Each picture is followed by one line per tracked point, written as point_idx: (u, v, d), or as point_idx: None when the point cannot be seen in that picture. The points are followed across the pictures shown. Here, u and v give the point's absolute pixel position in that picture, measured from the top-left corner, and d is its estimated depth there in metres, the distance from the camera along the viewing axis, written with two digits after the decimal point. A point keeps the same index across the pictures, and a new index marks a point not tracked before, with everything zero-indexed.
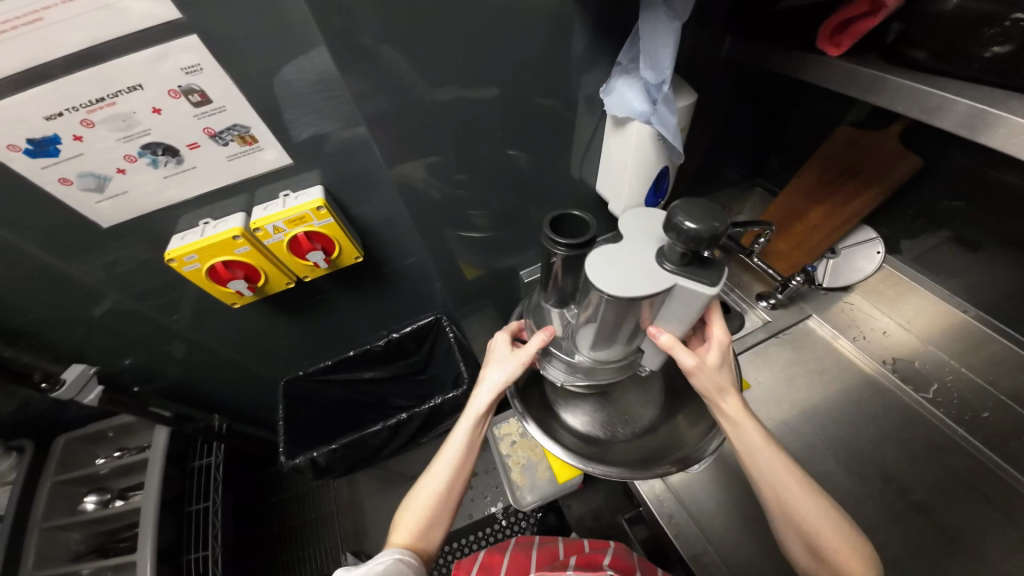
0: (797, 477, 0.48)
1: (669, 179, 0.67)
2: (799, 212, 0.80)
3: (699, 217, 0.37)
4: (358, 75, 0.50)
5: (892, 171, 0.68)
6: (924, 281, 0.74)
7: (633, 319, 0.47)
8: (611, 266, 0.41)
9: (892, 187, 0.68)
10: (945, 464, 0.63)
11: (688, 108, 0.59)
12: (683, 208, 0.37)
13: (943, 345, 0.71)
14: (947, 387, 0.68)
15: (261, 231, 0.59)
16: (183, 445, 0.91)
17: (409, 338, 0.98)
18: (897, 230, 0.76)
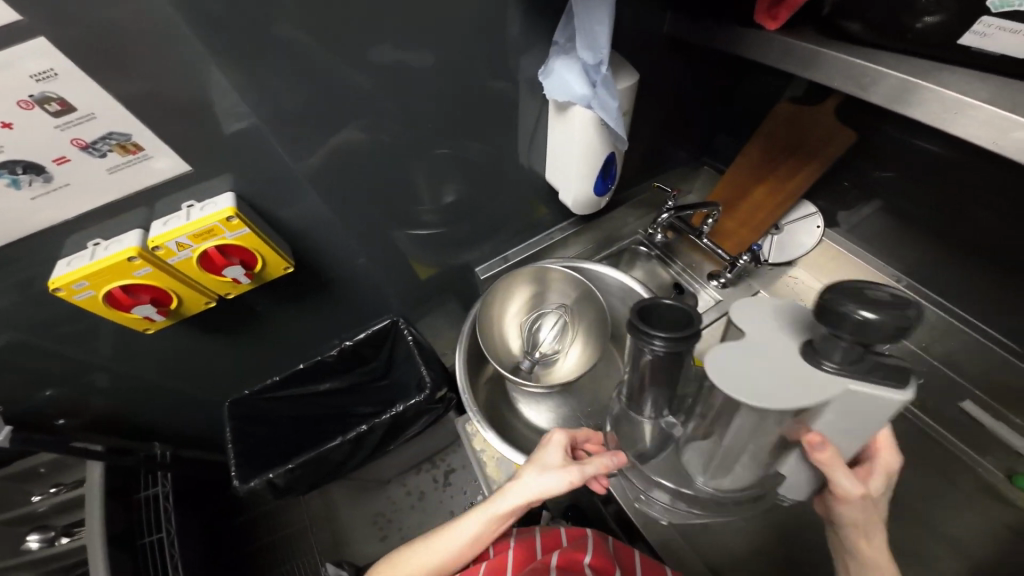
0: None
1: (617, 165, 0.64)
2: (745, 190, 0.81)
3: (880, 304, 0.28)
4: (271, 65, 0.47)
5: (831, 146, 0.71)
6: (861, 254, 0.79)
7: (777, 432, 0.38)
8: (764, 374, 0.32)
9: (830, 159, 0.72)
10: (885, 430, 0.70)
11: (630, 90, 0.55)
12: (850, 300, 0.29)
13: None
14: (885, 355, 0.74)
15: (161, 250, 0.52)
16: (126, 477, 0.83)
17: (364, 345, 0.93)
18: (834, 203, 0.79)
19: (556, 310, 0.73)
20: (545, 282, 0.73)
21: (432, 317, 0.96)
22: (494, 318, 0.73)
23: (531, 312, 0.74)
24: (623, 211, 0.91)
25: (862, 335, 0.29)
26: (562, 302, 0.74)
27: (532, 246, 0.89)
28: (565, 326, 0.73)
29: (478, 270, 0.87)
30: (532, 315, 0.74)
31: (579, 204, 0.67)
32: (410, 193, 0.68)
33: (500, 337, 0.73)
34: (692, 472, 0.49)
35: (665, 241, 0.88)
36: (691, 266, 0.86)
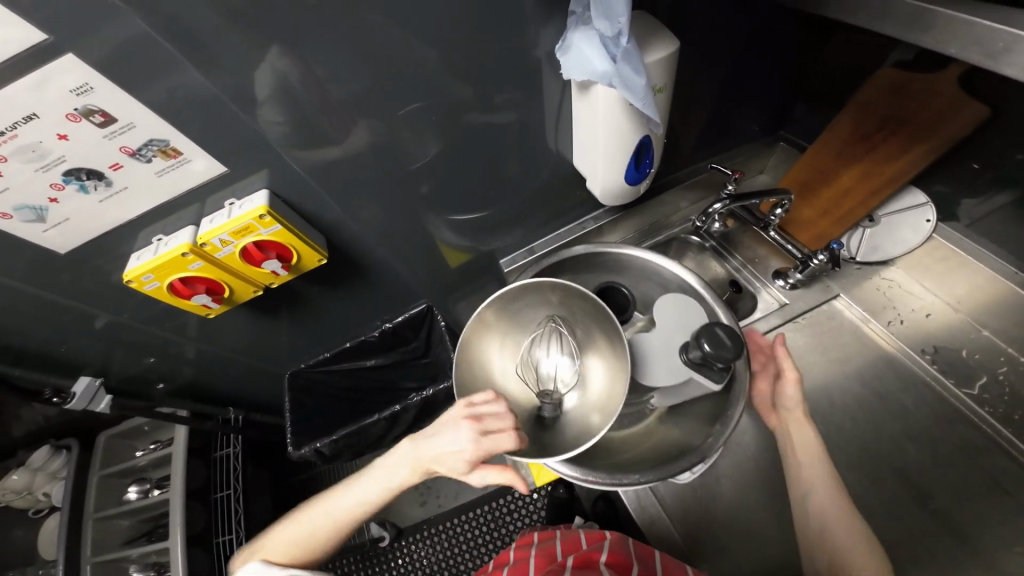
0: (849, 520, 0.55)
1: (654, 148, 0.57)
2: (829, 173, 0.68)
3: (716, 341, 0.50)
4: (289, 74, 0.47)
5: (957, 119, 0.56)
6: (980, 254, 0.66)
7: (660, 378, 0.57)
8: (650, 359, 0.58)
9: (948, 140, 0.58)
10: (979, 468, 0.60)
11: (663, 63, 0.47)
12: (702, 329, 0.51)
13: (998, 331, 0.64)
14: (998, 380, 0.63)
15: (209, 246, 0.56)
16: (205, 438, 1.00)
17: (403, 327, 0.97)
18: (956, 188, 0.64)
19: (542, 328, 0.60)
20: (562, 315, 0.60)
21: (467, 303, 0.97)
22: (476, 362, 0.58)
23: (532, 347, 0.61)
24: (669, 194, 0.80)
25: (704, 353, 0.51)
26: (575, 329, 0.60)
27: (558, 237, 0.83)
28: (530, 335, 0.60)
29: (501, 260, 0.85)
30: (528, 349, 0.61)
31: (608, 195, 0.61)
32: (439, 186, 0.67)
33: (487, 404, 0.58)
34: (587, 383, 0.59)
35: (722, 231, 0.78)
36: (753, 261, 0.76)
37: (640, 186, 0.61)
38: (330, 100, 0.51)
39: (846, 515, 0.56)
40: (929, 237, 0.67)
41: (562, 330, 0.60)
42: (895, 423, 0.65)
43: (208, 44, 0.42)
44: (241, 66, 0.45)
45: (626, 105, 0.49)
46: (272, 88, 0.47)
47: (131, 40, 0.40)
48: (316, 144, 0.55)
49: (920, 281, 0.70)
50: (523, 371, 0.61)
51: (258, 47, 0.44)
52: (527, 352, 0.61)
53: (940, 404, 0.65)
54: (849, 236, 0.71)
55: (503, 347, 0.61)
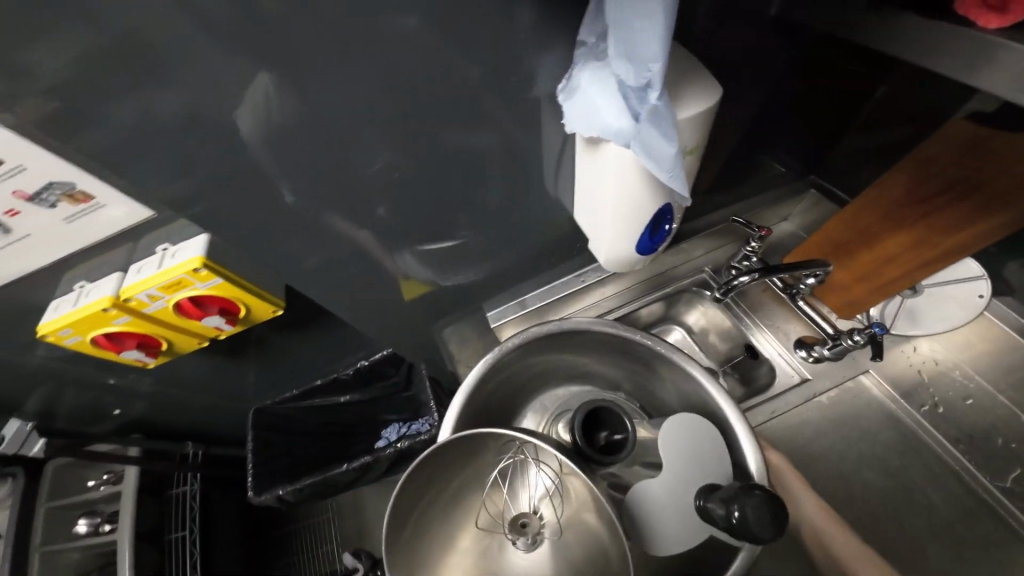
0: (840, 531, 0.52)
1: (673, 216, 0.48)
2: (874, 236, 0.58)
3: (755, 518, 0.39)
4: None
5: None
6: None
7: (675, 535, 0.47)
8: (658, 516, 0.47)
9: None
10: None
11: (696, 120, 0.38)
12: (736, 494, 0.40)
13: None
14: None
15: (134, 301, 0.47)
16: (157, 476, 0.90)
17: (380, 364, 0.91)
18: None
19: (505, 459, 0.48)
20: (524, 445, 0.46)
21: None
22: (439, 550, 0.46)
23: (495, 485, 0.49)
24: (686, 243, 0.72)
25: (736, 527, 0.40)
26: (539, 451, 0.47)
27: (552, 288, 0.73)
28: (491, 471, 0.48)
29: (489, 314, 0.72)
30: (495, 484, 0.49)
31: (614, 262, 0.52)
32: None
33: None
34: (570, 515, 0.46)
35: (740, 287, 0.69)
36: (772, 327, 0.68)
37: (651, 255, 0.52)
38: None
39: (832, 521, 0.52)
40: (980, 314, 0.59)
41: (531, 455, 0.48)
42: (919, 517, 0.58)
43: None
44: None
45: (644, 171, 0.40)
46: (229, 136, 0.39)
47: None
48: None
49: (961, 359, 0.64)
50: (497, 519, 0.48)
51: None
52: (493, 494, 0.49)
53: (972, 500, 0.58)
54: (886, 307, 0.63)
55: (464, 507, 0.47)
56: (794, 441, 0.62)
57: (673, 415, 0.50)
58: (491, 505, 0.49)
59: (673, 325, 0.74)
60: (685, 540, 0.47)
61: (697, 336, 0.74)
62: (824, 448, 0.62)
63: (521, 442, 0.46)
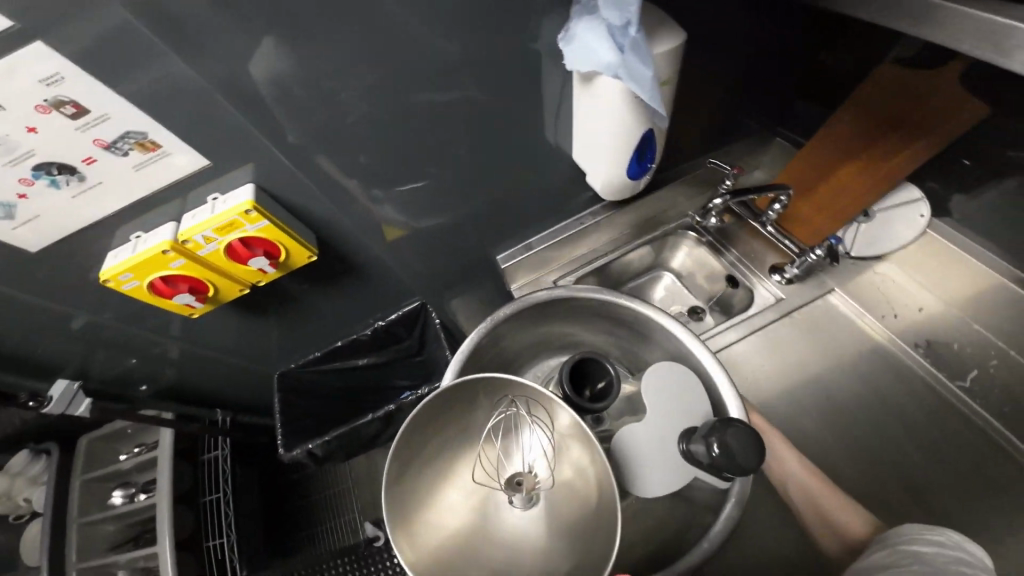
0: (826, 492, 0.58)
1: (657, 143, 0.57)
2: (828, 167, 0.67)
3: (732, 446, 0.48)
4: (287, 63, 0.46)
5: (953, 120, 0.58)
6: (976, 252, 0.68)
7: (656, 477, 0.56)
8: (642, 461, 0.56)
9: (944, 138, 0.59)
10: (971, 461, 0.63)
11: (670, 54, 0.47)
12: (715, 429, 0.50)
13: (989, 325, 0.66)
14: (988, 374, 0.65)
15: (191, 243, 0.54)
16: (189, 441, 0.95)
17: (396, 324, 0.94)
18: (945, 185, 0.67)
19: (502, 417, 0.55)
20: (520, 401, 0.54)
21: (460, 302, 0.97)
22: (441, 496, 0.53)
23: (493, 445, 0.56)
24: (667, 190, 0.80)
25: (716, 458, 0.49)
26: (536, 412, 0.55)
27: (554, 233, 0.82)
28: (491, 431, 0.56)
29: (501, 258, 0.82)
30: (493, 443, 0.56)
31: (610, 188, 0.61)
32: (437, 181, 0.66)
33: (466, 538, 0.51)
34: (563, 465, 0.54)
35: (719, 226, 0.78)
36: (750, 257, 0.76)
37: (637, 181, 0.61)
38: (332, 96, 0.50)
39: (818, 483, 0.58)
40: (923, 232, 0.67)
41: (527, 414, 0.55)
42: (888, 416, 0.66)
43: (205, 33, 0.42)
44: (235, 55, 0.44)
45: (631, 97, 0.48)
46: (285, 80, 0.47)
47: (120, 24, 0.39)
48: (315, 137, 0.54)
49: (915, 276, 0.71)
50: (495, 475, 0.55)
51: (255, 33, 0.43)
52: (491, 452, 0.56)
53: (929, 394, 0.66)
54: (845, 232, 0.71)
55: (463, 462, 0.55)
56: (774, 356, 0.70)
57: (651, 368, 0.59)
58: (487, 463, 0.56)
59: (663, 270, 0.84)
60: (665, 481, 0.56)
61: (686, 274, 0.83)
62: (797, 368, 0.69)
63: (519, 400, 0.54)
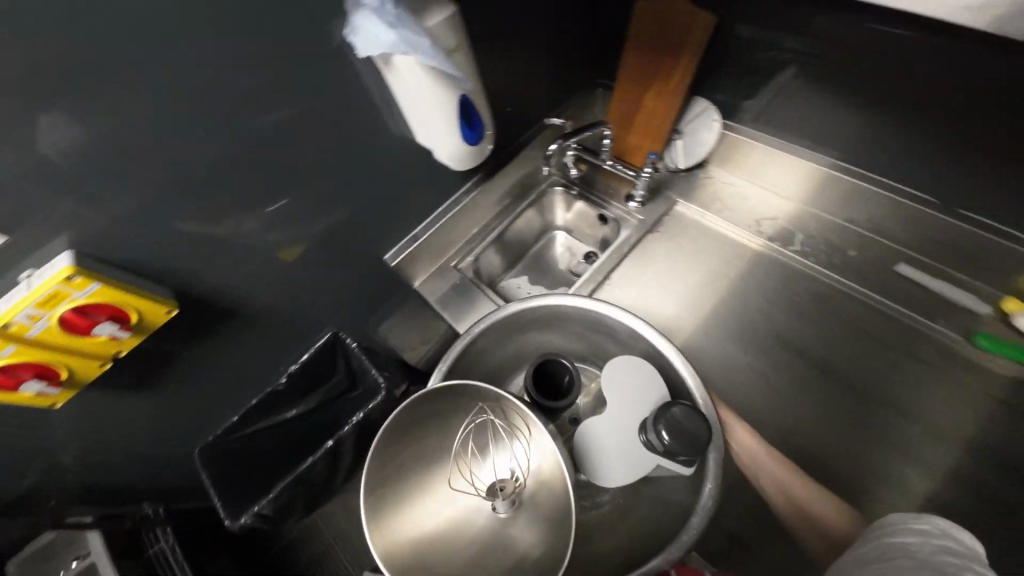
0: (799, 482, 0.64)
1: (478, 106, 0.60)
2: (637, 98, 0.81)
3: (675, 429, 0.58)
4: (60, 117, 0.42)
5: (699, 27, 0.72)
6: (765, 138, 0.81)
7: (619, 465, 0.64)
8: (607, 453, 0.65)
9: (697, 46, 0.73)
10: (826, 312, 0.77)
11: (444, 22, 0.50)
12: (662, 415, 0.60)
13: (800, 197, 0.81)
14: (810, 235, 0.81)
15: (12, 325, 0.49)
16: (122, 542, 0.88)
17: (313, 363, 0.90)
18: (733, 95, 0.79)
19: (482, 424, 0.65)
20: (494, 411, 0.63)
21: (392, 318, 0.97)
22: (424, 495, 0.62)
23: (479, 453, 0.66)
24: (529, 153, 0.87)
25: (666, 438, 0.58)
26: (510, 421, 0.63)
27: (439, 216, 0.83)
28: (475, 439, 0.66)
29: (387, 255, 0.78)
30: (477, 450, 0.66)
31: (457, 160, 0.64)
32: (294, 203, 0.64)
33: (448, 534, 0.60)
34: (541, 465, 0.61)
35: (580, 175, 0.89)
36: (609, 194, 0.88)
37: (483, 140, 0.64)
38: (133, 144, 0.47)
39: (794, 477, 0.65)
40: (720, 134, 0.82)
41: (505, 423, 0.64)
42: (751, 293, 0.80)
43: None
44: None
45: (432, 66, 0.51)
46: (62, 140, 0.43)
47: None
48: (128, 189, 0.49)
49: (730, 172, 0.85)
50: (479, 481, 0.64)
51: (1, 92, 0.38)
52: (474, 460, 0.66)
53: (777, 265, 0.80)
54: (667, 152, 0.84)
55: (448, 467, 0.65)
56: (647, 271, 0.82)
57: (609, 362, 0.68)
58: (461, 466, 0.65)
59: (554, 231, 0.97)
60: (631, 470, 0.63)
61: (572, 227, 0.95)
62: (671, 274, 0.82)
63: (491, 407, 0.63)
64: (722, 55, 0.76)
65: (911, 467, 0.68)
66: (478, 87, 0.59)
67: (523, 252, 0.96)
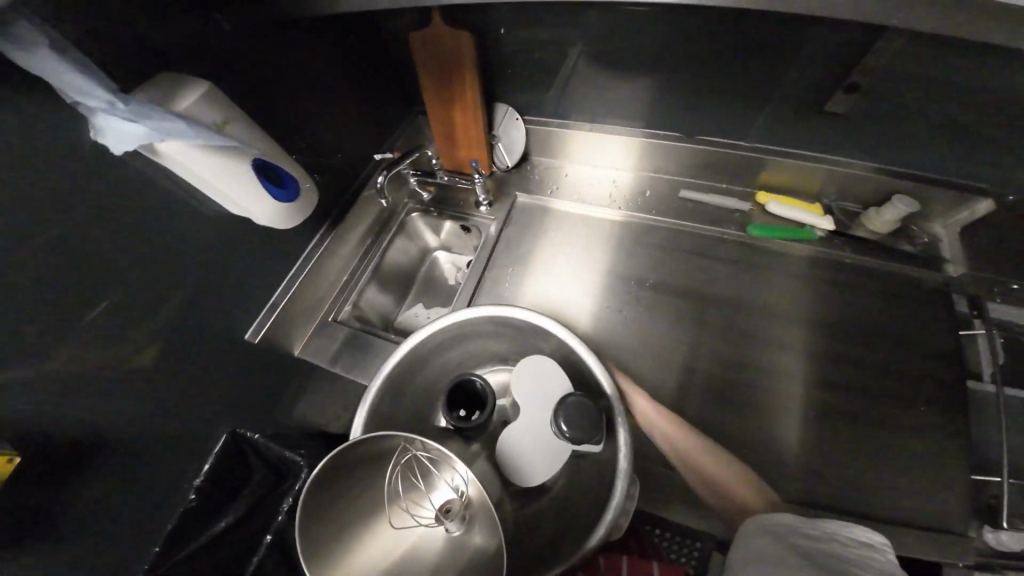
0: (694, 445, 0.63)
1: (279, 163, 0.61)
2: (449, 119, 0.88)
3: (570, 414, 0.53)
4: None
5: (466, 50, 0.75)
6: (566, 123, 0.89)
7: (536, 458, 0.55)
8: (525, 448, 0.56)
9: (473, 65, 0.78)
10: (664, 248, 0.83)
11: (203, 99, 0.51)
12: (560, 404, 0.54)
13: (603, 162, 0.91)
14: (617, 189, 0.90)
15: None
16: None
17: (210, 484, 0.63)
18: (524, 94, 0.87)
19: (404, 459, 0.53)
20: (414, 443, 0.51)
21: (306, 398, 0.79)
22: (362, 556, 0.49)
23: (418, 479, 0.54)
24: (370, 190, 0.90)
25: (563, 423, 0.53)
26: (433, 450, 0.51)
27: (292, 281, 0.78)
28: (410, 469, 0.54)
29: (246, 336, 0.70)
30: (416, 480, 0.54)
31: (282, 219, 0.64)
32: (130, 312, 0.54)
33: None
34: (471, 484, 0.50)
35: (432, 197, 0.98)
36: (460, 205, 0.96)
37: (300, 192, 0.65)
38: None
39: (685, 438, 0.63)
40: (525, 129, 0.91)
41: (429, 453, 0.51)
42: (595, 257, 0.84)
43: None
44: None
45: (208, 144, 0.50)
46: None
47: None
48: None
49: (549, 158, 0.95)
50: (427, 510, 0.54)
51: None
52: (416, 492, 0.54)
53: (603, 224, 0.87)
54: (494, 155, 0.94)
55: (382, 510, 0.53)
56: (489, 266, 0.85)
57: (517, 362, 0.60)
58: (418, 490, 0.54)
59: (434, 252, 1.04)
60: (549, 459, 0.55)
61: (449, 244, 1.02)
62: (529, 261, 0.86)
63: (408, 444, 0.52)
64: (500, 59, 0.82)
65: (783, 353, 0.72)
66: (269, 147, 0.59)
67: (409, 283, 1.01)
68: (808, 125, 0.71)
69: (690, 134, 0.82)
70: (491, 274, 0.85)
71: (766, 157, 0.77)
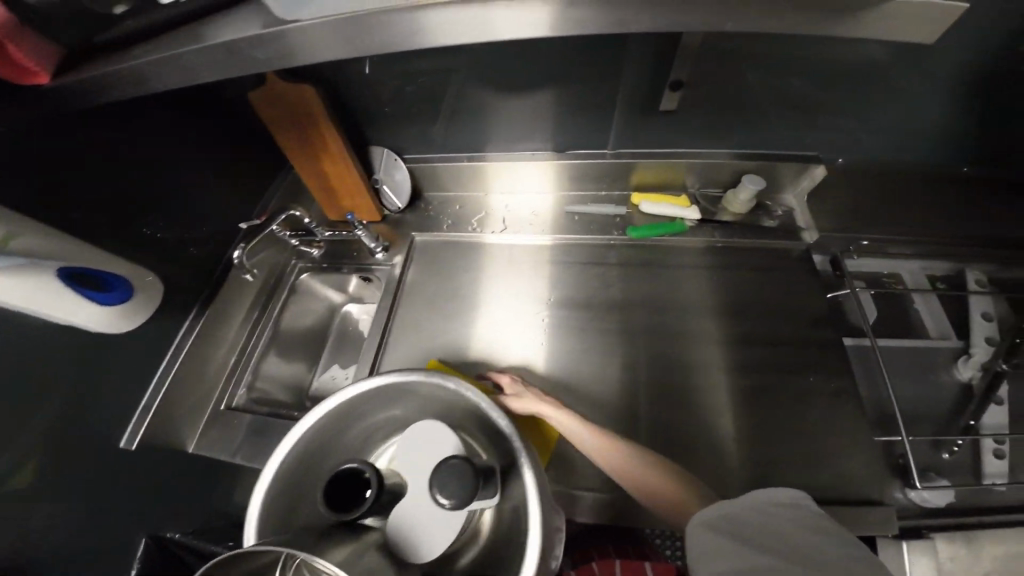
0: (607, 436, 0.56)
1: (92, 265, 0.58)
2: (321, 173, 0.82)
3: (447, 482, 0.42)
4: None
5: (312, 104, 0.71)
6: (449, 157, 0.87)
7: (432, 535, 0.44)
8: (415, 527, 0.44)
9: (328, 116, 0.74)
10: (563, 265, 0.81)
11: None
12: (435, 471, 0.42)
13: (495, 189, 0.89)
14: (511, 214, 0.87)
15: None
16: None
17: None
18: (397, 137, 0.85)
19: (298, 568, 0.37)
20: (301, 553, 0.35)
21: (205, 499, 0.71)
22: None
23: None
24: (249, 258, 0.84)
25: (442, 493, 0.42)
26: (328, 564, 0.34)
27: (163, 378, 0.70)
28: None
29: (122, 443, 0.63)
30: None
31: (118, 319, 0.61)
32: None
33: None
34: None
35: (323, 253, 0.91)
36: (353, 256, 0.90)
37: (130, 288, 0.63)
38: None
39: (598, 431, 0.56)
40: (408, 170, 0.87)
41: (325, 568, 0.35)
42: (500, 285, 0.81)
43: None
44: None
45: None
46: None
47: None
48: None
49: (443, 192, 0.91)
50: None
51: None
52: None
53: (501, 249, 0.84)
54: (383, 200, 0.89)
55: None
56: (392, 313, 0.78)
57: (406, 430, 0.50)
58: None
59: (344, 307, 0.97)
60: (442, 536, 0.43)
61: (359, 296, 0.96)
62: (433, 302, 0.80)
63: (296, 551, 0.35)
64: (360, 105, 0.79)
65: (691, 345, 0.72)
66: (73, 253, 0.57)
67: (317, 347, 0.93)
68: (656, 126, 0.74)
69: (561, 150, 0.82)
70: (397, 322, 0.78)
71: (634, 161, 0.79)
